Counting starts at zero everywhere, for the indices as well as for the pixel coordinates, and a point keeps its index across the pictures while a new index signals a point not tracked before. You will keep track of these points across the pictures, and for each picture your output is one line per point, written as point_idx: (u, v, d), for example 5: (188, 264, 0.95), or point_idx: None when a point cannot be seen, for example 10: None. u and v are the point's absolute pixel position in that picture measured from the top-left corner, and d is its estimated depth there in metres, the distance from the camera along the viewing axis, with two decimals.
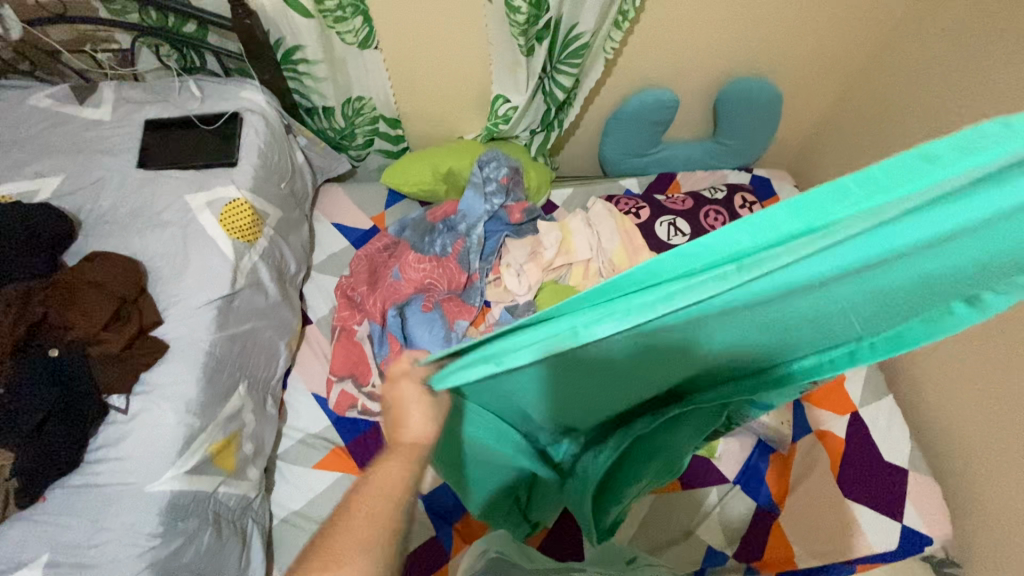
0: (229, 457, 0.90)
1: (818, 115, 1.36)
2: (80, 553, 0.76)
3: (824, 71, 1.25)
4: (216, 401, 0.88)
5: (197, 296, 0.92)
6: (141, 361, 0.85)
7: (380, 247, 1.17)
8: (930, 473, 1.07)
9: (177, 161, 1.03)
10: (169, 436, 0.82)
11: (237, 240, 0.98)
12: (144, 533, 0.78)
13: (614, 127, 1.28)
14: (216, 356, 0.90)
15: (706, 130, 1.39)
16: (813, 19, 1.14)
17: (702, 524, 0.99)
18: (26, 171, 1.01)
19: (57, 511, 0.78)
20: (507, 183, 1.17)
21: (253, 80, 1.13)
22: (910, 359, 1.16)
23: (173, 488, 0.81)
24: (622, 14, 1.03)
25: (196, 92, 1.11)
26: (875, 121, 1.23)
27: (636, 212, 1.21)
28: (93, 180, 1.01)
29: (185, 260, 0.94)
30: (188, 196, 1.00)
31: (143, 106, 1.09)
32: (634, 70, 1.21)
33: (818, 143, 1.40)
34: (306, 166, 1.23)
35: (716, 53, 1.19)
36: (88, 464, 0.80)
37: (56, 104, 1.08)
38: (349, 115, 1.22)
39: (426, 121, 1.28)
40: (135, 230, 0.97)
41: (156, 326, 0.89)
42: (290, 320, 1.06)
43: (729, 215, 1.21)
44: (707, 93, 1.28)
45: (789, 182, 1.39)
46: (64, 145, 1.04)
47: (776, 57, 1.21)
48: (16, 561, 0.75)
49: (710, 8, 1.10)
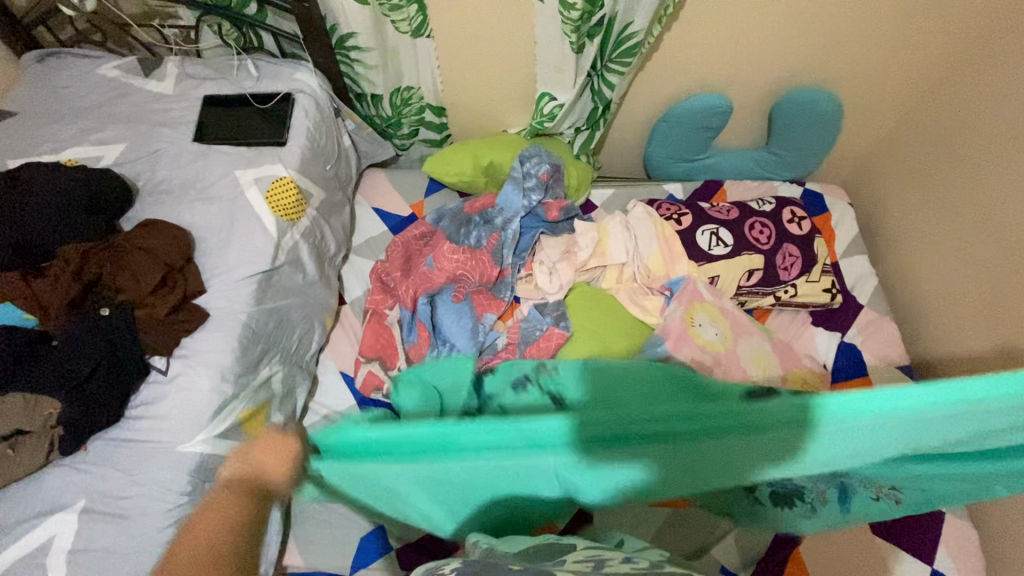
0: (258, 425, 0.93)
1: (881, 129, 1.28)
2: (113, 503, 0.80)
3: (889, 84, 1.18)
4: (248, 371, 0.91)
5: (238, 269, 0.95)
6: (182, 327, 0.88)
7: (416, 235, 1.18)
8: (968, 518, 1.01)
9: (231, 137, 1.07)
10: (204, 401, 0.86)
11: (280, 218, 1.01)
12: (174, 491, 0.81)
13: (662, 130, 1.24)
14: (252, 327, 0.93)
15: (758, 139, 1.33)
16: (882, 27, 1.07)
17: (720, 544, 0.94)
18: (92, 138, 1.07)
19: (96, 461, 0.82)
20: (547, 180, 1.16)
21: (306, 63, 1.17)
22: None
23: (203, 451, 0.84)
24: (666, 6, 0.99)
25: (253, 71, 1.14)
26: (942, 141, 1.15)
27: (677, 218, 1.18)
28: (151, 151, 1.06)
29: (230, 233, 0.98)
30: (237, 172, 1.03)
31: (202, 82, 1.14)
32: (684, 72, 1.17)
33: (877, 161, 1.32)
34: (352, 150, 1.26)
35: (775, 59, 1.14)
36: (128, 420, 0.84)
37: (123, 75, 1.14)
38: (397, 104, 1.22)
39: (472, 113, 1.28)
40: (185, 201, 1.01)
41: (198, 295, 0.92)
42: (326, 300, 1.10)
43: (775, 229, 1.16)
44: (763, 101, 1.23)
45: (843, 199, 1.33)
46: (127, 116, 1.09)
47: (839, 65, 1.15)
48: (55, 504, 0.79)
49: (769, 11, 1.05)
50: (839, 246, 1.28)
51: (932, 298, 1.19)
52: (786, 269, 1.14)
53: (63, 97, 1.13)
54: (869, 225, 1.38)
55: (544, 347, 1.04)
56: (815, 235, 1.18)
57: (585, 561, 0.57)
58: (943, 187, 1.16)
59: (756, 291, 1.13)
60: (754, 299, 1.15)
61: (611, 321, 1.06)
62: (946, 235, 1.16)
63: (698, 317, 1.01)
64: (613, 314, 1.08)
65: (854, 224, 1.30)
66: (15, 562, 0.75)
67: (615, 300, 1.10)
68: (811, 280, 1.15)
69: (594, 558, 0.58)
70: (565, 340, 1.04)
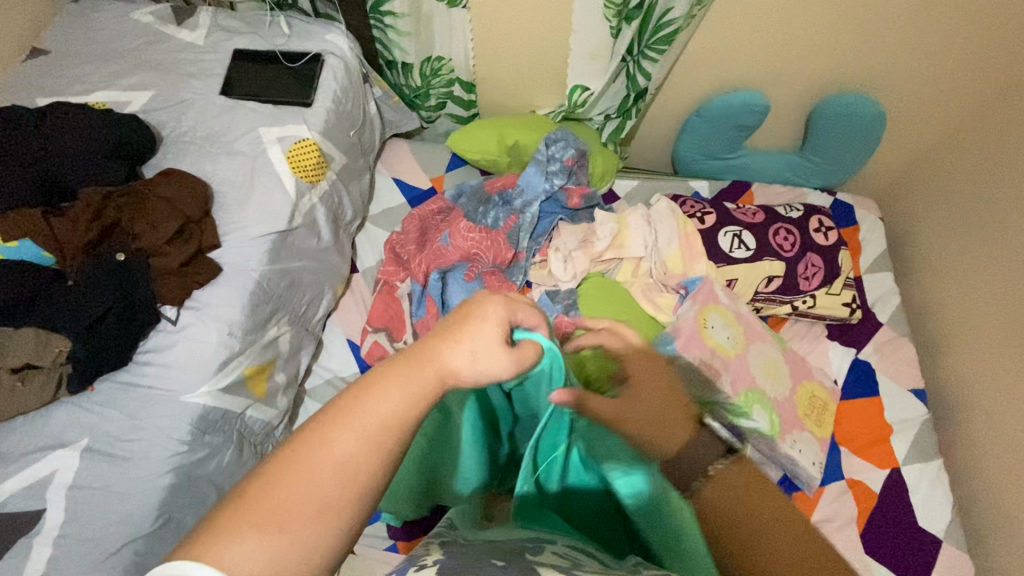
0: (261, 383, 0.94)
1: (924, 143, 1.23)
2: (116, 444, 0.81)
3: (939, 96, 1.13)
4: (257, 329, 0.92)
5: (254, 227, 0.95)
6: (195, 279, 0.89)
7: (434, 210, 1.17)
8: (965, 548, 0.99)
9: (259, 93, 1.06)
10: (212, 353, 0.86)
11: (300, 178, 1.00)
12: (174, 439, 0.82)
13: (694, 125, 1.21)
14: (264, 286, 0.93)
15: (794, 143, 1.29)
16: (940, 33, 1.01)
17: None
18: (121, 83, 1.07)
19: (102, 403, 0.82)
20: (571, 166, 1.14)
21: (338, 24, 1.14)
22: (972, 423, 1.07)
23: (206, 403, 0.85)
24: None
25: (285, 28, 1.13)
26: (988, 161, 1.09)
27: (700, 216, 1.15)
28: (178, 101, 1.05)
29: (249, 189, 0.97)
30: (262, 128, 1.03)
31: (233, 36, 1.13)
32: (722, 66, 1.13)
33: (915, 177, 1.27)
34: (377, 118, 1.24)
35: (819, 61, 1.09)
36: (136, 365, 0.85)
37: (156, 22, 1.14)
38: (426, 74, 1.20)
39: (502, 91, 1.26)
40: (207, 154, 1.00)
41: (214, 249, 0.93)
42: (338, 267, 1.10)
43: (800, 237, 1.13)
44: (802, 104, 1.19)
45: (874, 213, 1.28)
46: (156, 63, 1.09)
47: (887, 72, 1.10)
48: (58, 440, 0.80)
49: (819, 9, 1.00)
50: (865, 260, 1.24)
51: (957, 324, 1.15)
52: (807, 278, 1.11)
53: (96, 38, 1.13)
54: (897, 242, 1.34)
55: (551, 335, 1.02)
56: (841, 247, 1.15)
57: (565, 556, 0.52)
58: (981, 210, 1.11)
59: (773, 298, 1.11)
60: (770, 306, 1.12)
61: (623, 316, 1.04)
62: (981, 259, 1.11)
63: (712, 319, 0.99)
64: (627, 309, 1.05)
65: (883, 240, 1.26)
66: (18, 492, 0.77)
67: (628, 294, 1.08)
68: (831, 292, 1.12)
69: (572, 555, 0.54)
70: (573, 330, 1.02)
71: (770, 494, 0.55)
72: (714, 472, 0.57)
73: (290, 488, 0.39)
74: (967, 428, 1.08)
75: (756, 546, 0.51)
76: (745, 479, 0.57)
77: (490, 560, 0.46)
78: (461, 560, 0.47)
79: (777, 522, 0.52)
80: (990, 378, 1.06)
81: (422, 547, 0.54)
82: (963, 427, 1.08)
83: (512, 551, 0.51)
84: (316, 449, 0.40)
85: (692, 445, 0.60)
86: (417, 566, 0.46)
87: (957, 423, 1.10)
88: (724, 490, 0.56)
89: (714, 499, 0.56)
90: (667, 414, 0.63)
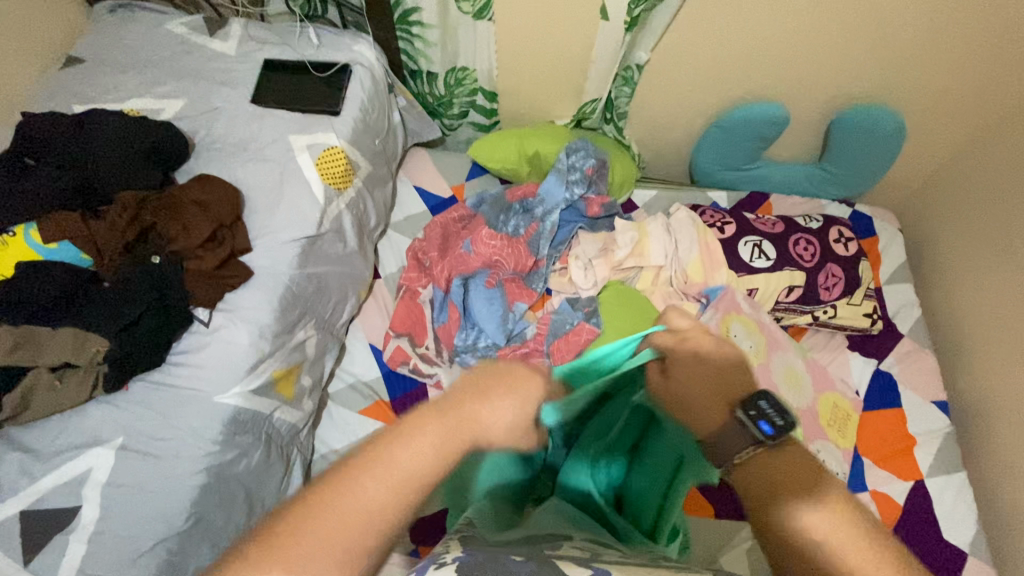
0: (289, 386, 0.95)
1: (942, 157, 1.23)
2: (149, 443, 0.82)
3: (957, 110, 1.14)
4: (286, 332, 0.94)
5: (285, 232, 0.97)
6: (227, 282, 0.90)
7: (455, 218, 1.19)
8: (991, 562, 0.98)
9: (287, 102, 1.09)
10: (243, 355, 0.88)
11: (329, 185, 1.02)
12: (206, 439, 0.83)
13: (712, 136, 1.23)
14: (294, 290, 0.95)
15: (812, 155, 1.30)
16: (958, 49, 1.03)
17: (729, 554, 0.94)
18: (155, 90, 1.09)
19: (136, 402, 0.84)
20: (591, 175, 1.16)
21: (366, 35, 1.17)
22: (995, 437, 1.06)
23: (236, 404, 0.86)
24: None
25: (314, 39, 1.16)
26: (1007, 174, 1.10)
27: (720, 226, 1.16)
28: (210, 108, 1.08)
29: (280, 195, 1.00)
30: (291, 136, 1.05)
31: (264, 46, 1.16)
32: (742, 79, 1.15)
33: (933, 190, 1.28)
34: (400, 127, 1.26)
35: (838, 75, 1.11)
36: (168, 366, 0.86)
37: (188, 32, 1.17)
38: (450, 84, 1.22)
39: (523, 101, 1.28)
40: (238, 160, 1.02)
41: (245, 253, 0.94)
42: (363, 272, 1.11)
43: (820, 247, 1.14)
44: (821, 116, 1.20)
45: (893, 225, 1.29)
46: (189, 72, 1.12)
47: (905, 85, 1.11)
48: (95, 438, 0.81)
49: (839, 24, 1.02)
50: (884, 271, 1.25)
51: (979, 336, 1.14)
52: (827, 289, 1.11)
53: (130, 48, 1.16)
54: (915, 254, 1.34)
55: (573, 341, 1.02)
56: (862, 258, 1.15)
57: (583, 548, 0.52)
58: (1002, 223, 1.12)
59: (793, 308, 1.11)
60: (790, 316, 1.13)
61: (641, 322, 1.04)
62: (1003, 272, 1.11)
63: (734, 328, 1.00)
64: (645, 316, 1.05)
65: (901, 251, 1.27)
66: (55, 489, 0.78)
67: (647, 301, 1.09)
68: (851, 302, 1.12)
69: (594, 548, 0.54)
70: (594, 337, 1.03)
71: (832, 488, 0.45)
72: (755, 454, 0.50)
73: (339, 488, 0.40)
74: (992, 440, 1.07)
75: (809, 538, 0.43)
76: (786, 465, 0.49)
77: (508, 556, 0.45)
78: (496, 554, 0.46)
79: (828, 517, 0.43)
80: (1013, 391, 1.05)
81: (442, 543, 0.52)
82: (987, 439, 1.07)
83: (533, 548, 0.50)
84: (351, 456, 0.41)
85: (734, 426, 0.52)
86: (437, 564, 0.43)
87: (981, 435, 1.09)
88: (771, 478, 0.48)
89: (756, 468, 0.49)
90: (710, 398, 0.56)
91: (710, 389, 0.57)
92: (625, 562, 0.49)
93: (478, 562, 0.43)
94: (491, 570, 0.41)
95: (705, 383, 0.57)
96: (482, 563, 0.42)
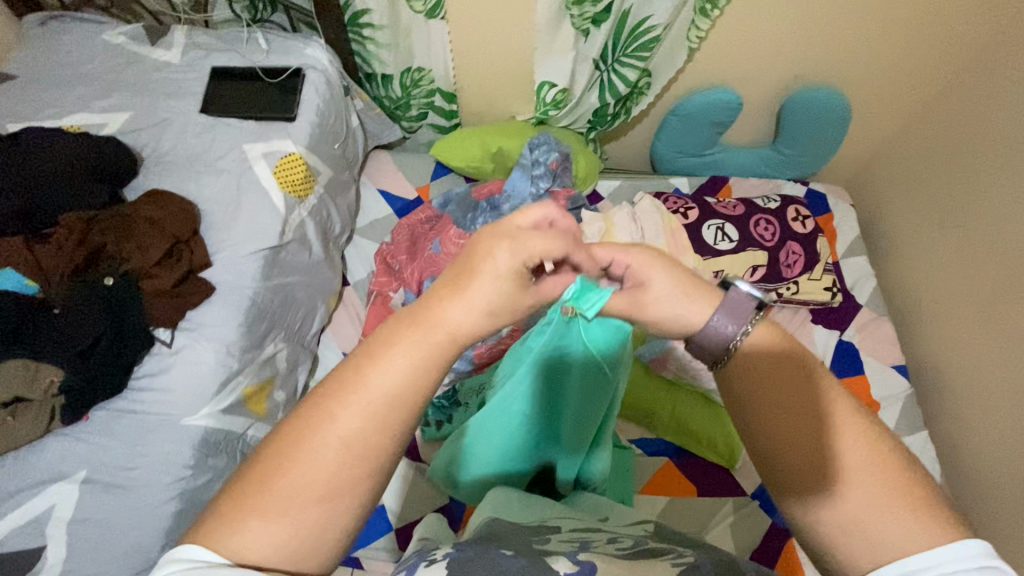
0: (260, 402, 0.93)
1: (884, 134, 1.30)
2: (116, 475, 0.79)
3: (898, 88, 1.19)
4: (254, 347, 0.91)
5: (246, 244, 0.94)
6: (187, 300, 0.87)
7: (422, 219, 1.17)
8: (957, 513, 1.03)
9: (236, 110, 1.05)
10: (209, 376, 0.85)
11: (289, 193, 1.00)
12: (176, 464, 0.81)
13: (671, 124, 1.24)
14: (259, 304, 0.92)
15: (766, 137, 1.34)
16: (894, 30, 1.08)
17: (714, 531, 0.93)
18: (95, 105, 1.04)
19: (98, 433, 0.81)
20: (555, 169, 1.15)
21: (317, 38, 1.14)
22: (950, 396, 1.14)
23: (206, 425, 0.84)
24: (709, 3, 0.99)
25: (262, 44, 1.12)
26: (948, 148, 1.17)
27: (684, 212, 1.18)
28: (156, 121, 1.03)
29: (238, 207, 0.96)
30: (246, 145, 1.02)
31: (210, 53, 1.11)
32: (696, 68, 1.17)
33: (881, 164, 1.34)
34: (359, 130, 1.24)
35: (786, 60, 1.15)
36: (130, 392, 0.83)
37: (127, 42, 1.12)
38: (406, 84, 1.19)
39: (482, 99, 1.27)
40: (190, 173, 0.99)
41: (205, 268, 0.91)
42: (331, 281, 1.09)
43: (779, 227, 1.17)
44: (773, 99, 1.23)
45: (846, 201, 1.34)
46: (131, 84, 1.07)
47: (850, 64, 1.15)
48: (55, 473, 0.78)
49: (783, 12, 1.06)
50: (842, 246, 1.30)
51: (931, 302, 1.21)
52: (789, 266, 1.15)
53: (65, 61, 1.10)
54: (868, 226, 1.40)
55: None
56: (819, 234, 1.19)
57: (571, 540, 0.52)
58: (946, 195, 1.18)
59: (759, 287, 1.14)
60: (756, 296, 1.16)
61: None
62: (948, 240, 1.18)
63: None
64: None
65: (856, 225, 1.32)
66: (16, 530, 0.75)
67: None
68: (812, 277, 1.16)
69: (580, 538, 0.53)
70: None
71: (818, 403, 0.45)
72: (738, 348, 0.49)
73: (291, 499, 0.40)
74: (955, 396, 1.13)
75: (801, 445, 0.45)
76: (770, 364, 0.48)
77: (498, 552, 0.44)
78: (472, 550, 0.44)
79: (815, 431, 0.45)
80: (964, 349, 1.13)
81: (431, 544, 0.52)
82: (949, 398, 1.15)
83: (522, 543, 0.49)
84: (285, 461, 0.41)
85: (721, 309, 0.50)
86: (427, 560, 0.44)
87: (946, 392, 1.15)
88: (743, 378, 0.48)
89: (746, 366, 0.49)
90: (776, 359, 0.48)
91: (681, 293, 0.51)
92: (613, 551, 0.49)
93: (466, 557, 0.43)
94: (478, 566, 0.41)
95: (674, 293, 0.51)
96: (470, 559, 0.42)
